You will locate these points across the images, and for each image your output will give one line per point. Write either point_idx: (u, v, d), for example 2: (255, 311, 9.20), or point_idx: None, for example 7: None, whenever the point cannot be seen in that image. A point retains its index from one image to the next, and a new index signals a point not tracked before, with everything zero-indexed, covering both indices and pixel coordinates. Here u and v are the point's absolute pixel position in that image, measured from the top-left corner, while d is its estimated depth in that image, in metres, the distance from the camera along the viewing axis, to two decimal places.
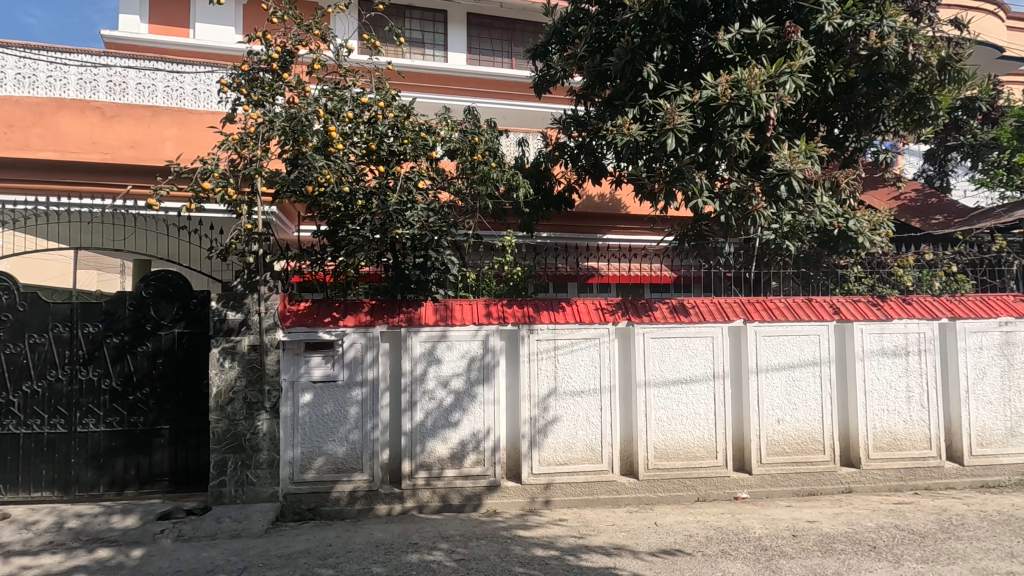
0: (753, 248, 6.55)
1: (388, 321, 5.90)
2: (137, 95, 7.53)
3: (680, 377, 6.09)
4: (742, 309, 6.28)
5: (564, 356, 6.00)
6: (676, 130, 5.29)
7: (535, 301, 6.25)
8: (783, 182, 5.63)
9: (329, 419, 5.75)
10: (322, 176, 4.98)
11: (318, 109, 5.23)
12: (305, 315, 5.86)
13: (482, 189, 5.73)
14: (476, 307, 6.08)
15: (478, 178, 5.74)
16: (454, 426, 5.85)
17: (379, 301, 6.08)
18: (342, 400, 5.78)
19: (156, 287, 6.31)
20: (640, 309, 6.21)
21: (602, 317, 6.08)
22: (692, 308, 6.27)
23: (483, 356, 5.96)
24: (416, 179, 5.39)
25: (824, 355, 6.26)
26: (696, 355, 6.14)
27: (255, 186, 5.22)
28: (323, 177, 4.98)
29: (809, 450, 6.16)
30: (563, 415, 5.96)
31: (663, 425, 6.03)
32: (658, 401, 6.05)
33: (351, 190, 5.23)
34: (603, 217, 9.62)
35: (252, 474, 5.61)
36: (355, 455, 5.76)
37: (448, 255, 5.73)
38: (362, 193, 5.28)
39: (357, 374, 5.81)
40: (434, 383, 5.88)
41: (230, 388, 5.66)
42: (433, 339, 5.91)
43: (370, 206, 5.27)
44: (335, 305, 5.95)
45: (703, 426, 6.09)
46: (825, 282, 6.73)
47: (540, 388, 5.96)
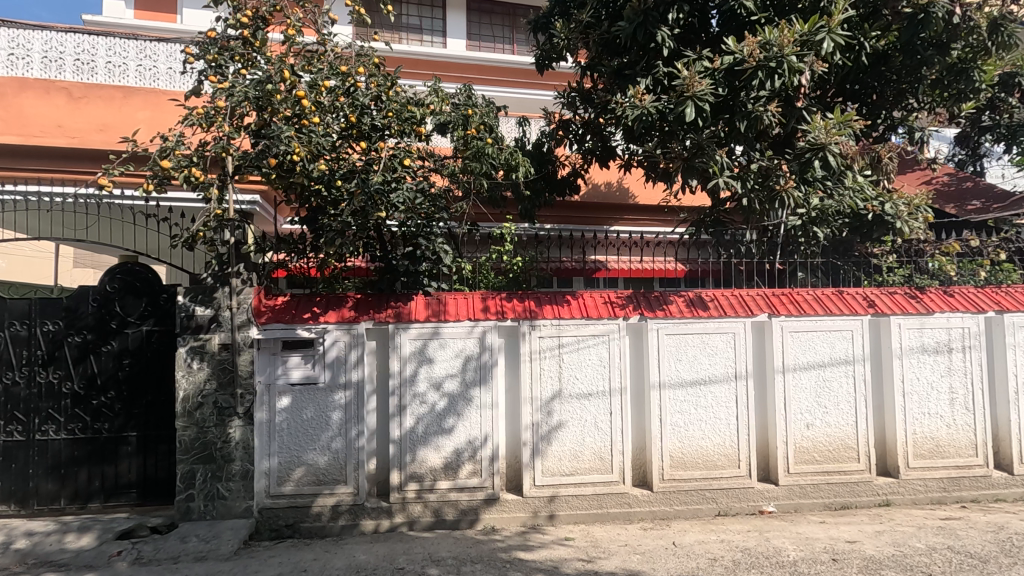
0: (776, 234, 5.99)
1: (374, 316, 5.33)
2: (107, 74, 6.94)
3: (698, 378, 5.50)
4: (766, 303, 5.68)
5: (570, 355, 5.42)
6: (695, 98, 4.68)
7: (537, 293, 5.66)
8: (817, 158, 4.99)
9: (309, 426, 5.19)
10: (290, 150, 4.38)
11: (284, 72, 4.59)
12: (283, 311, 5.29)
13: (477, 167, 5.16)
14: (473, 302, 5.50)
15: (472, 154, 5.16)
16: (448, 433, 5.29)
17: (365, 294, 5.51)
18: (324, 404, 5.22)
19: (122, 281, 5.76)
20: (654, 303, 5.62)
21: (611, 312, 5.50)
22: (710, 301, 5.67)
23: (480, 355, 5.38)
24: (402, 156, 4.80)
25: (857, 353, 5.64)
26: (716, 353, 5.54)
27: (224, 167, 4.62)
28: (291, 151, 4.38)
29: (841, 458, 5.56)
30: (569, 420, 5.38)
31: (679, 431, 5.44)
32: (674, 404, 5.47)
33: (328, 170, 4.62)
34: (611, 206, 9.03)
35: (223, 487, 5.06)
36: (338, 465, 5.20)
37: (439, 244, 5.23)
38: (342, 172, 4.69)
39: (341, 375, 5.25)
40: (426, 385, 5.32)
41: (199, 392, 5.09)
42: (424, 337, 5.33)
43: (349, 187, 4.66)
44: (317, 300, 5.40)
45: (724, 432, 5.49)
46: (856, 274, 6.12)
47: (543, 391, 5.38)
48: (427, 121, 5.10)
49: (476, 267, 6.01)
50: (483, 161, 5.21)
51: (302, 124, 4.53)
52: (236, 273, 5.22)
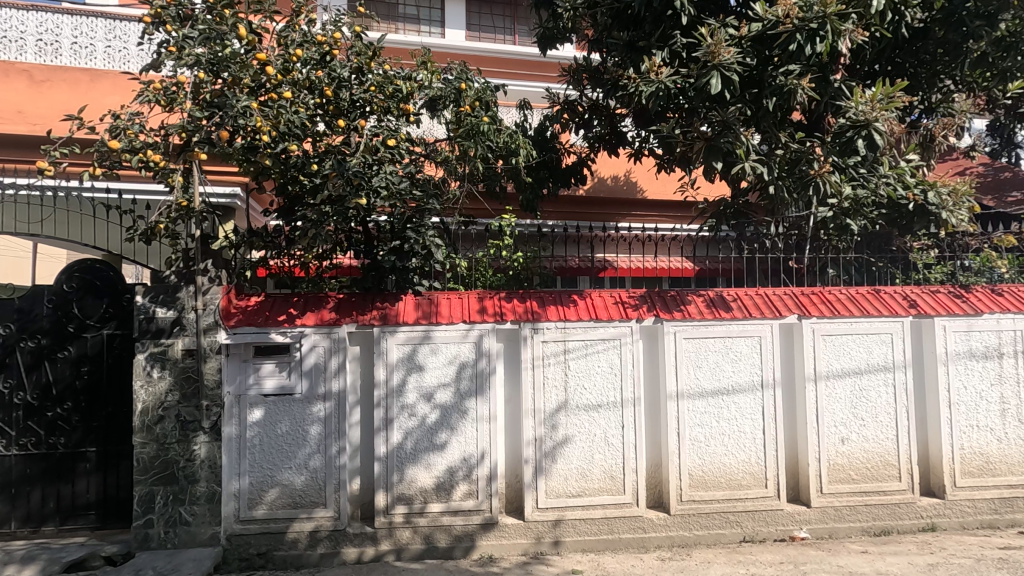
0: (806, 227, 5.43)
1: (357, 318, 4.76)
2: (73, 56, 6.39)
3: (719, 387, 4.93)
4: (794, 303, 5.10)
5: (576, 362, 4.85)
6: (721, 68, 4.13)
7: (540, 292, 5.09)
8: (859, 138, 4.42)
9: (284, 442, 4.63)
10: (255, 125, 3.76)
11: (242, 32, 3.96)
12: (255, 313, 4.73)
13: (470, 146, 4.59)
14: (468, 303, 4.94)
15: (466, 132, 4.59)
16: (440, 449, 4.72)
17: (349, 294, 4.95)
18: (300, 417, 4.66)
19: (81, 280, 5.20)
20: (670, 303, 5.04)
21: (622, 313, 4.93)
22: (733, 301, 5.09)
23: (475, 362, 4.80)
24: (385, 135, 4.22)
25: (897, 359, 5.05)
26: (740, 360, 4.96)
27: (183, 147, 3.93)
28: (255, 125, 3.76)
29: (880, 477, 4.98)
30: (576, 435, 4.81)
31: (699, 447, 4.87)
32: (693, 417, 4.90)
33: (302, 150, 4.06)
34: (619, 202, 8.46)
35: (186, 512, 4.49)
36: (317, 486, 4.64)
37: (430, 236, 4.67)
38: (319, 155, 4.09)
39: (319, 384, 4.69)
40: (415, 395, 4.75)
41: (160, 403, 4.53)
42: (413, 342, 4.76)
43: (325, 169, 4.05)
44: (294, 300, 4.85)
45: (750, 447, 4.91)
46: (892, 271, 5.55)
47: (546, 402, 4.81)
48: (416, 96, 4.53)
49: (473, 265, 5.45)
50: (479, 143, 4.65)
51: (269, 97, 3.97)
52: (202, 271, 4.66)
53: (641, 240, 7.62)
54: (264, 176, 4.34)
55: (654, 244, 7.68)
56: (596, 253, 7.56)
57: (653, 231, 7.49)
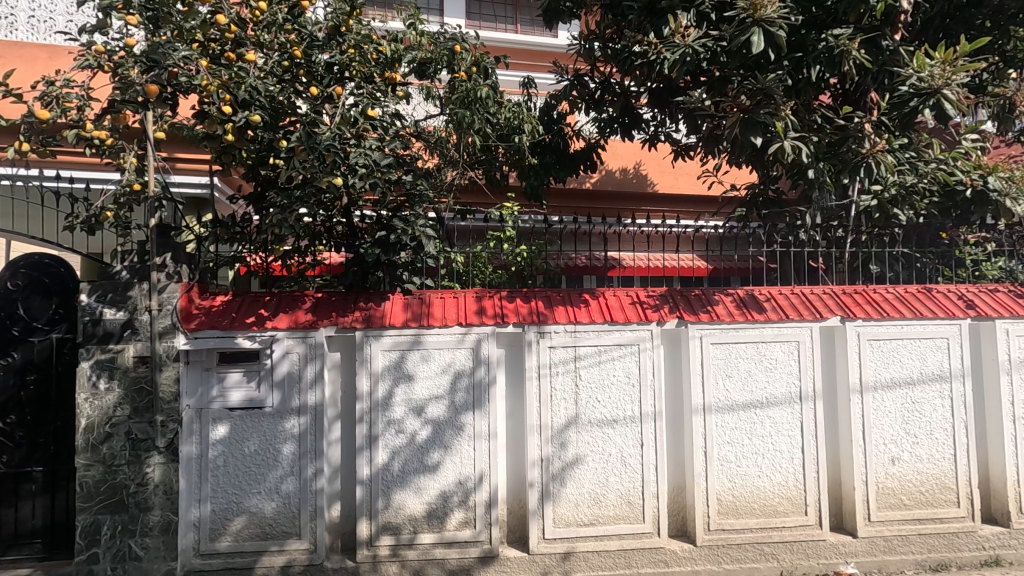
0: (845, 219, 4.82)
1: (337, 320, 4.14)
2: (30, 30, 5.72)
3: (752, 399, 4.31)
4: (836, 304, 4.47)
5: (588, 372, 4.23)
6: (762, 25, 3.52)
7: (546, 290, 4.48)
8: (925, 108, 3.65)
9: (252, 463, 4.01)
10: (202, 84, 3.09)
11: None
12: (220, 314, 4.12)
13: (466, 115, 3.96)
14: (465, 303, 4.34)
15: (463, 100, 4.03)
16: (432, 470, 4.12)
17: (329, 293, 4.35)
18: (271, 434, 4.04)
19: (27, 277, 4.55)
20: (695, 303, 4.43)
21: (640, 313, 4.31)
22: (766, 301, 4.48)
23: (473, 371, 4.19)
24: (364, 104, 3.53)
25: (954, 367, 4.43)
26: (775, 368, 4.34)
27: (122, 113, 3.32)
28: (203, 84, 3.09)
29: (935, 502, 4.37)
30: (588, 454, 4.20)
31: (730, 468, 4.26)
32: (723, 434, 4.28)
33: (266, 120, 3.37)
34: (629, 196, 7.88)
35: (138, 545, 3.90)
36: (289, 514, 4.02)
37: (422, 225, 4.05)
38: (288, 127, 3.47)
39: (293, 397, 4.08)
40: (404, 409, 4.14)
41: (108, 419, 3.93)
42: (401, 347, 4.15)
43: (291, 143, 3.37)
44: (265, 300, 4.26)
45: (787, 469, 4.30)
46: (942, 268, 4.93)
47: (554, 417, 4.19)
48: (403, 63, 3.94)
49: (469, 260, 4.85)
50: (477, 116, 4.06)
51: (224, 57, 3.33)
52: (157, 265, 4.04)
53: (653, 237, 7.06)
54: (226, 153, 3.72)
55: (667, 242, 7.12)
56: (604, 251, 6.99)
57: (666, 227, 6.92)
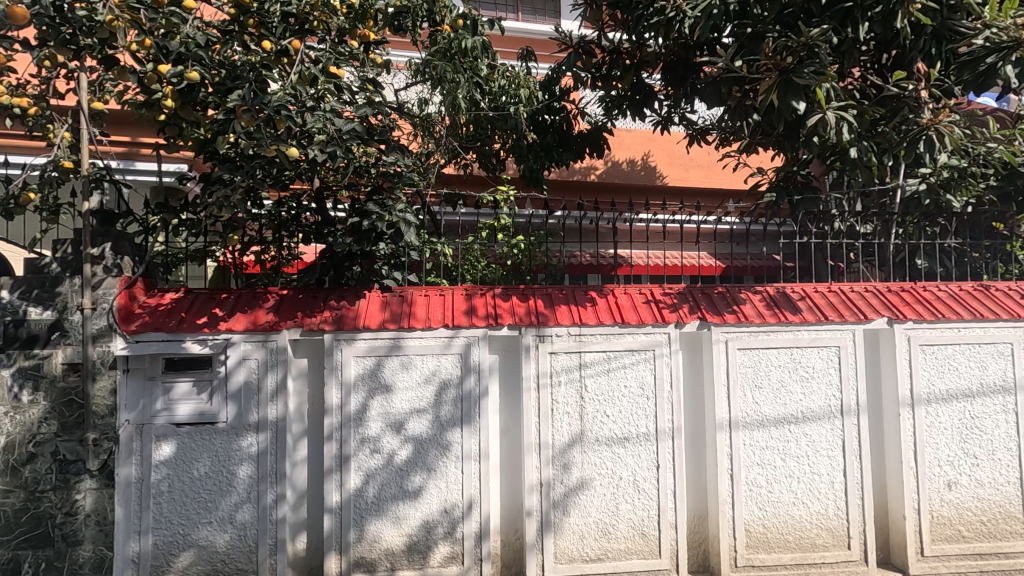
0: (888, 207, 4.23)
1: (302, 321, 3.56)
2: None
3: (786, 414, 3.71)
4: (883, 303, 3.87)
5: (596, 382, 3.64)
6: None
7: (547, 288, 3.89)
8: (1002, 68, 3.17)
9: (202, 488, 3.44)
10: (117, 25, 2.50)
11: None
12: (167, 314, 3.53)
13: (451, 76, 3.85)
14: (452, 302, 3.75)
15: (446, 53, 3.89)
16: (413, 496, 3.54)
17: (295, 291, 3.77)
18: (224, 455, 3.46)
19: None
20: (718, 302, 3.83)
21: (656, 314, 3.71)
22: (800, 300, 3.88)
23: (461, 380, 3.60)
24: (325, 61, 2.97)
25: (1019, 378, 3.82)
26: (813, 378, 3.73)
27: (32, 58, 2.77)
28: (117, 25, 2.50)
29: (997, 534, 3.77)
30: (595, 478, 3.62)
31: (760, 494, 3.67)
32: (752, 454, 3.68)
33: (204, 76, 2.76)
34: (635, 190, 7.32)
35: None
36: (246, 548, 3.44)
37: (402, 210, 3.45)
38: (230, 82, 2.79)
39: (250, 411, 3.49)
40: (380, 425, 3.55)
41: (31, 437, 3.35)
42: (378, 353, 3.57)
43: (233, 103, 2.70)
44: (221, 299, 3.68)
45: (826, 495, 3.70)
46: (998, 264, 4.32)
47: (555, 434, 3.61)
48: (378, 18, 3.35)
49: (459, 253, 4.27)
50: (459, 72, 3.92)
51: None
52: (92, 256, 3.46)
53: (662, 233, 6.50)
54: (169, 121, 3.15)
55: (678, 238, 6.56)
56: (609, 248, 6.44)
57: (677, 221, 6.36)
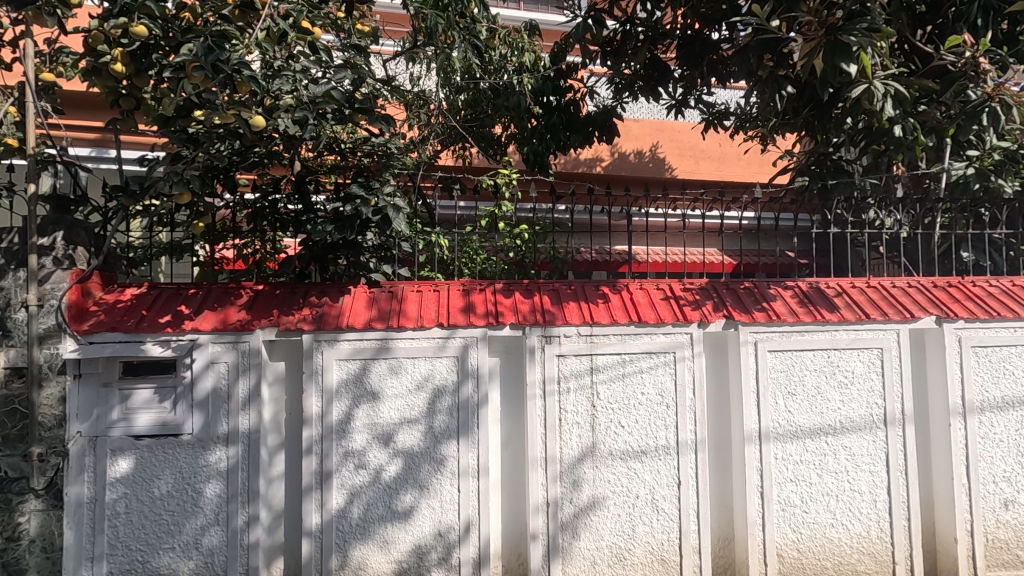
0: (930, 194, 3.82)
1: (278, 320, 3.15)
2: None
3: (823, 425, 3.30)
4: (929, 300, 3.46)
5: (609, 389, 3.24)
6: None
7: (553, 282, 3.48)
8: None
9: (165, 509, 3.04)
10: None
11: None
12: (125, 312, 3.13)
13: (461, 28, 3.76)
14: (448, 299, 3.34)
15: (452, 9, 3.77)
16: (403, 518, 3.14)
17: (272, 286, 3.37)
18: (189, 472, 3.05)
19: None
20: (745, 299, 3.43)
21: (678, 312, 3.30)
22: (837, 297, 3.47)
23: (457, 386, 3.19)
24: (298, 15, 2.56)
25: None
26: (853, 385, 3.33)
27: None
28: None
29: None
30: (608, 497, 3.22)
31: (793, 515, 3.27)
32: (784, 470, 3.28)
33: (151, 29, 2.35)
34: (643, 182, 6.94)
35: None
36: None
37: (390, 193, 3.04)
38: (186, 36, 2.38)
39: (218, 422, 3.09)
40: (367, 437, 3.15)
41: None
42: (363, 356, 3.16)
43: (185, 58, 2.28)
44: (188, 294, 3.28)
45: (868, 515, 3.29)
46: None
47: (564, 447, 3.20)
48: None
49: (456, 245, 3.88)
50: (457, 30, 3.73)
51: None
52: (40, 246, 3.06)
53: (672, 228, 6.11)
54: (113, 89, 2.71)
55: (689, 234, 6.17)
56: (615, 243, 6.07)
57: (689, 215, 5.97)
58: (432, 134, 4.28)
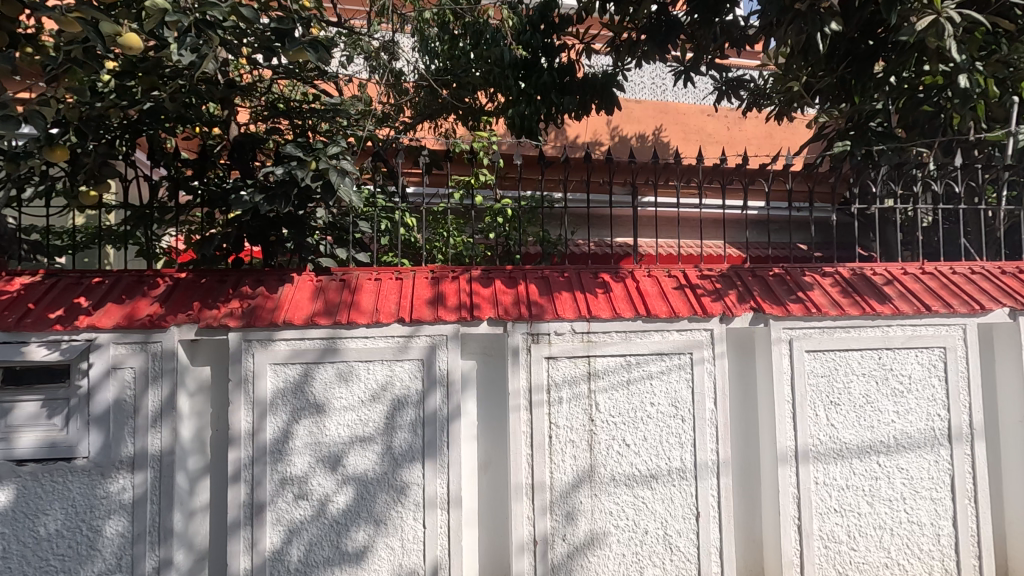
0: (992, 163, 3.21)
1: (199, 315, 2.53)
2: None
3: (873, 442, 2.69)
4: (999, 288, 2.84)
5: (610, 399, 2.62)
6: None
7: (542, 269, 2.87)
8: None
9: (56, 551, 2.43)
10: None
11: None
12: (7, 306, 2.50)
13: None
14: (412, 289, 2.73)
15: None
16: (356, 560, 2.53)
17: (197, 274, 2.75)
18: (86, 505, 2.44)
19: None
20: (776, 288, 2.81)
21: (694, 303, 2.69)
22: (887, 285, 2.85)
23: (422, 397, 2.57)
24: None
25: None
26: (910, 393, 2.71)
27: None
28: None
29: None
30: (610, 532, 2.60)
31: (838, 554, 2.66)
32: (827, 498, 2.66)
33: None
34: None
35: None
36: None
37: (337, 153, 2.43)
38: None
39: (122, 443, 2.47)
40: (309, 461, 2.53)
41: None
42: (305, 359, 2.54)
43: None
44: (91, 284, 2.65)
45: (930, 553, 2.68)
46: None
47: (555, 471, 2.59)
48: None
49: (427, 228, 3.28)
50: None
51: None
52: None
53: (680, 216, 5.48)
54: None
55: (698, 223, 5.55)
56: (616, 234, 5.44)
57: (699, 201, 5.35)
58: (401, 101, 3.80)
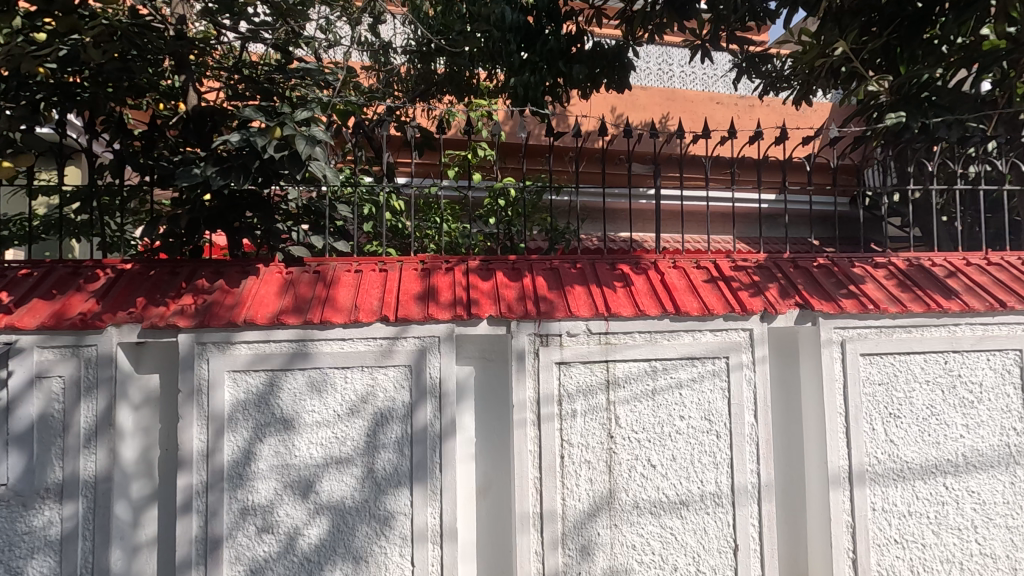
0: None
1: (143, 313, 2.12)
2: None
3: (939, 462, 2.30)
4: None
5: (633, 412, 2.22)
6: None
7: (551, 259, 2.46)
8: None
9: None
10: None
11: None
12: None
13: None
14: (398, 282, 2.32)
15: None
16: None
17: (146, 266, 2.34)
18: (6, 541, 2.03)
19: None
20: (822, 281, 2.42)
21: (730, 299, 2.29)
22: (950, 277, 2.46)
23: (409, 410, 2.17)
24: None
25: None
26: (980, 403, 2.32)
27: None
28: None
29: None
30: (633, 569, 2.21)
31: None
32: (886, 528, 2.27)
33: None
34: None
35: None
36: None
37: (306, 115, 2.02)
38: None
39: (48, 467, 2.05)
40: (275, 487, 2.12)
41: None
42: (269, 366, 2.13)
43: None
44: (17, 277, 2.24)
45: None
46: None
47: (568, 498, 2.19)
48: None
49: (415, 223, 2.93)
50: None
51: None
52: None
53: (709, 211, 4.97)
54: None
55: (730, 218, 5.03)
56: (636, 229, 5.04)
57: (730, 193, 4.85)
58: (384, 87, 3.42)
